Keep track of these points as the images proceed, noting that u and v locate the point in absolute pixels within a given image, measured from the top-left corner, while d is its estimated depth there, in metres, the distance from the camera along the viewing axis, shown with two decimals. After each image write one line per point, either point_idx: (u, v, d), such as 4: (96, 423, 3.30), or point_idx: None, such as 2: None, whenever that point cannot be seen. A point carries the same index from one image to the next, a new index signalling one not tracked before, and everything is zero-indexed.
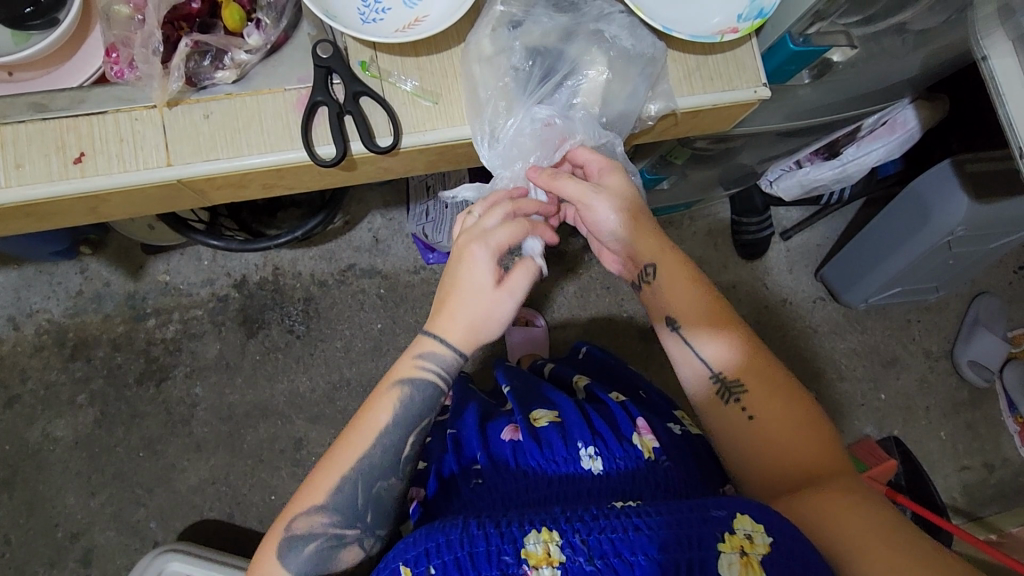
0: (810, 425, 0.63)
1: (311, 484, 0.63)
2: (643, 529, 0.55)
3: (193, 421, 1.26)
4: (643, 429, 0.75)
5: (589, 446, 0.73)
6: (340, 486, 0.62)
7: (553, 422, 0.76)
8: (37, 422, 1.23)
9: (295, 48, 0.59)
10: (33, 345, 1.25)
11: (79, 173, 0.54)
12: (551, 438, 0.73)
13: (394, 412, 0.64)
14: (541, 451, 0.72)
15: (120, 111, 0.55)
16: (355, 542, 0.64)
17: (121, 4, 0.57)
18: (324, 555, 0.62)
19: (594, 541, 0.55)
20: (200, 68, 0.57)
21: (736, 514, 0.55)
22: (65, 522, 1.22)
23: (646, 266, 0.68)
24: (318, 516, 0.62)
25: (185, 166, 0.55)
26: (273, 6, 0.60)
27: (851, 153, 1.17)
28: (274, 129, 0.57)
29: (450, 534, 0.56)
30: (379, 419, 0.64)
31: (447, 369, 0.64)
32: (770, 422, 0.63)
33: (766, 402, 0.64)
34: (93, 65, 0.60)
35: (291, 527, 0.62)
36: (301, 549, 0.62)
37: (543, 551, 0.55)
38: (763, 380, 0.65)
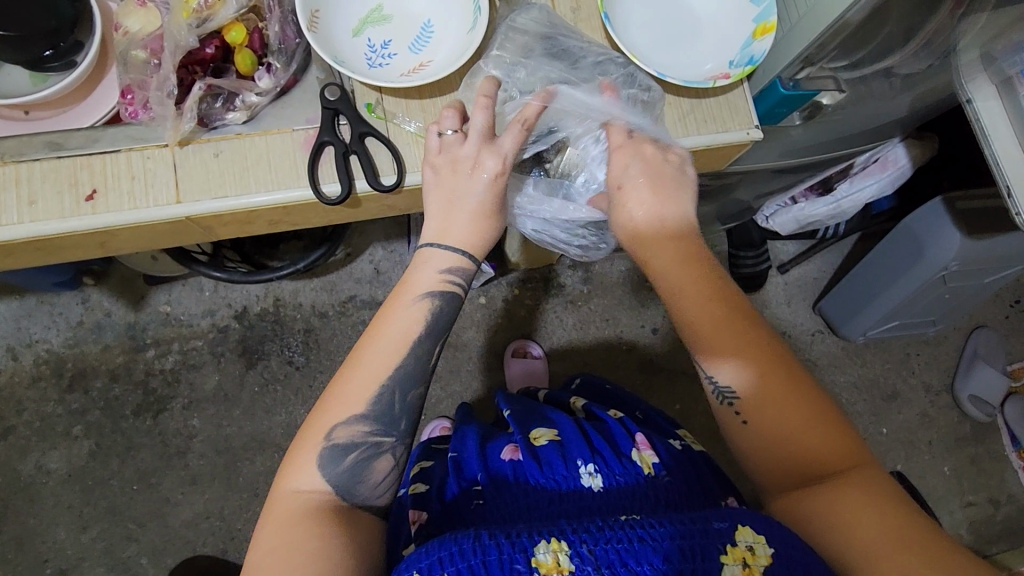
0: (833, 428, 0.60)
1: (342, 395, 0.60)
2: (648, 538, 0.55)
3: (189, 453, 1.25)
4: (641, 445, 0.77)
5: (589, 463, 0.74)
6: (379, 397, 0.60)
7: (552, 440, 0.78)
8: (31, 454, 1.22)
9: (304, 90, 0.61)
10: (32, 375, 1.25)
11: (90, 210, 0.55)
12: (551, 457, 0.75)
13: (423, 322, 0.62)
14: (541, 468, 0.74)
15: (133, 149, 0.57)
16: (390, 451, 0.61)
17: (138, 49, 0.60)
18: (362, 464, 0.59)
19: (601, 551, 0.55)
20: (212, 109, 0.59)
21: (739, 526, 0.55)
22: (55, 558, 1.19)
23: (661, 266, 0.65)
24: (359, 425, 0.60)
25: (195, 204, 0.56)
26: (284, 50, 0.61)
27: (845, 189, 1.20)
28: (282, 167, 0.58)
29: (463, 544, 0.55)
30: (410, 330, 0.61)
31: (459, 272, 0.62)
32: (764, 414, 0.61)
33: (767, 403, 0.61)
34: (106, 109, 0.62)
35: (332, 437, 0.59)
36: (342, 460, 0.59)
37: (553, 561, 0.54)
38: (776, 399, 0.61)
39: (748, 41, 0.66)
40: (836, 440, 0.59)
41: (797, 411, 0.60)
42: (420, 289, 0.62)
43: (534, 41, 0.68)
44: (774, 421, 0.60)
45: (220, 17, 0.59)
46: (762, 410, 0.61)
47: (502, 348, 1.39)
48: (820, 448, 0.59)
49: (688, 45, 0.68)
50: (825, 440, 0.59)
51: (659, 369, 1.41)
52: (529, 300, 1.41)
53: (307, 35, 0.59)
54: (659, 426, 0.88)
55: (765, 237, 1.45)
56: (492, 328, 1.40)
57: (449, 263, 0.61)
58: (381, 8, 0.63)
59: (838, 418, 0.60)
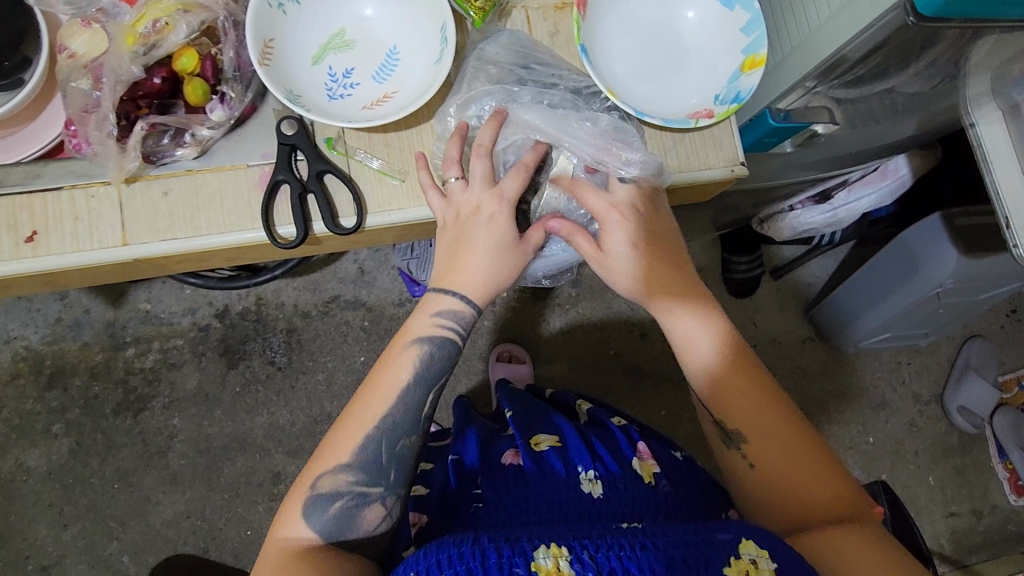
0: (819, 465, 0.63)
1: (329, 444, 0.61)
2: (650, 546, 0.53)
3: (170, 453, 1.25)
4: (644, 454, 0.79)
5: (589, 469, 0.74)
6: (364, 444, 0.60)
7: (553, 446, 0.78)
8: (11, 451, 1.22)
9: (260, 121, 0.63)
10: (9, 373, 1.23)
11: (30, 252, 0.58)
12: (554, 463, 0.75)
13: (413, 371, 0.63)
14: (542, 471, 0.74)
15: (76, 188, 0.59)
16: (378, 499, 0.61)
17: (81, 78, 0.59)
18: (348, 512, 0.60)
19: (603, 558, 0.53)
20: (160, 146, 0.60)
21: (742, 539, 0.54)
22: (36, 554, 1.20)
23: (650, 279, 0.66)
24: (343, 475, 0.60)
25: (141, 246, 0.59)
26: (239, 79, 0.62)
27: (843, 198, 1.15)
28: (234, 208, 0.61)
29: (461, 546, 0.53)
30: (400, 378, 0.62)
31: (465, 324, 0.63)
32: (760, 436, 0.64)
33: (731, 405, 0.65)
34: (56, 134, 0.61)
35: (315, 486, 0.60)
36: (324, 509, 0.59)
37: (552, 566, 0.52)
38: (754, 409, 0.65)
39: (736, 74, 0.66)
40: (832, 485, 0.61)
41: (791, 453, 0.63)
42: (415, 336, 0.63)
43: (506, 69, 0.68)
44: (770, 448, 0.64)
45: (169, 42, 0.59)
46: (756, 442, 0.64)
47: (487, 351, 1.37)
48: (813, 490, 0.62)
49: (673, 76, 0.68)
50: (810, 479, 0.62)
51: (646, 374, 1.40)
52: (518, 302, 1.38)
53: (259, 69, 0.60)
54: (658, 436, 0.89)
55: (759, 242, 1.42)
56: (479, 331, 1.38)
57: (449, 311, 0.63)
58: (344, 34, 0.65)
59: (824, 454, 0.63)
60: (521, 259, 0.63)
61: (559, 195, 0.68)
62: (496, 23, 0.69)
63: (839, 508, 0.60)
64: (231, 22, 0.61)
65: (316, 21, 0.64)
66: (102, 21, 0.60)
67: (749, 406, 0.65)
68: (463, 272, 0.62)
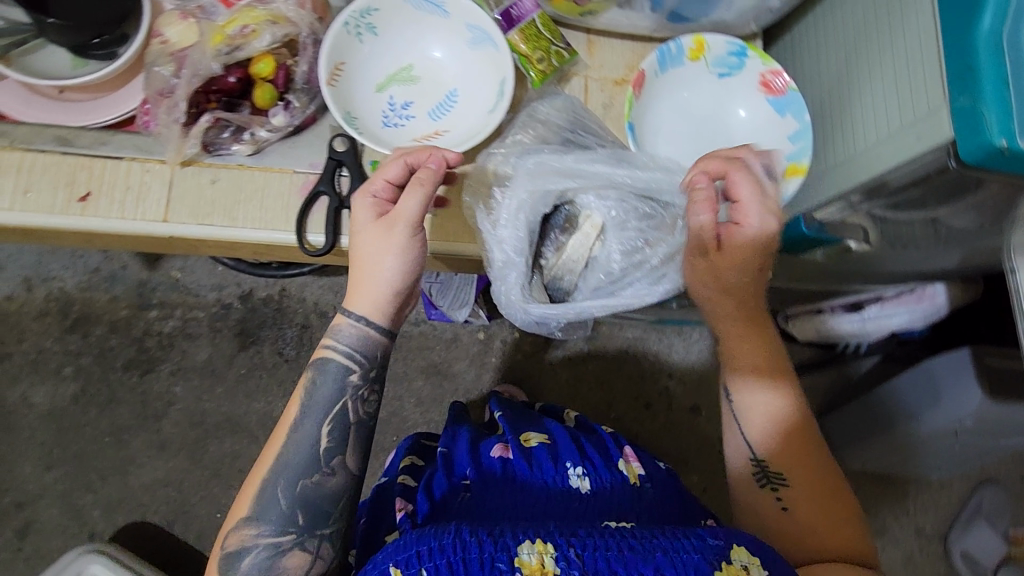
0: (850, 523, 0.69)
1: (240, 496, 0.66)
2: (638, 548, 0.54)
3: (164, 419, 1.27)
4: (630, 457, 0.81)
5: (577, 466, 0.76)
6: (264, 491, 0.65)
7: (542, 443, 0.80)
8: (20, 384, 1.26)
9: (315, 134, 0.67)
10: (38, 309, 1.29)
11: (80, 211, 0.62)
12: (542, 459, 0.76)
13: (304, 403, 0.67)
14: (531, 470, 0.75)
15: (135, 161, 0.63)
16: (294, 547, 0.64)
17: (164, 66, 0.64)
18: (264, 562, 0.63)
19: (589, 557, 0.53)
20: (219, 139, 0.65)
21: (733, 545, 0.56)
22: (16, 489, 1.23)
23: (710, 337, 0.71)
24: (248, 528, 0.64)
25: (179, 225, 0.63)
26: (306, 91, 0.66)
27: (874, 311, 1.14)
28: (272, 208, 0.64)
29: (443, 539, 0.54)
30: (292, 413, 0.67)
31: (349, 344, 0.66)
32: (798, 489, 0.70)
33: (769, 434, 0.71)
34: (130, 111, 0.67)
35: (227, 544, 0.64)
36: (239, 564, 0.63)
37: (537, 562, 0.53)
38: (792, 461, 0.70)
39: None
40: (848, 534, 0.68)
41: (821, 503, 0.69)
42: (314, 361, 0.68)
43: (553, 129, 0.69)
44: (807, 504, 0.69)
45: (251, 47, 0.64)
46: (796, 487, 0.70)
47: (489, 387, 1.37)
48: (835, 541, 0.67)
49: None
50: (833, 530, 0.68)
51: (642, 445, 1.37)
52: (530, 345, 1.39)
53: (326, 88, 0.64)
54: None
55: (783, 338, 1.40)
56: (486, 365, 1.38)
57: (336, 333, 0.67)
58: (411, 69, 0.69)
59: (848, 512, 0.69)
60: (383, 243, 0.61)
61: (578, 258, 0.68)
62: (554, 86, 0.72)
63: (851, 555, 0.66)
64: (311, 41, 0.66)
65: (388, 54, 0.69)
66: (198, 17, 0.66)
67: (788, 460, 0.70)
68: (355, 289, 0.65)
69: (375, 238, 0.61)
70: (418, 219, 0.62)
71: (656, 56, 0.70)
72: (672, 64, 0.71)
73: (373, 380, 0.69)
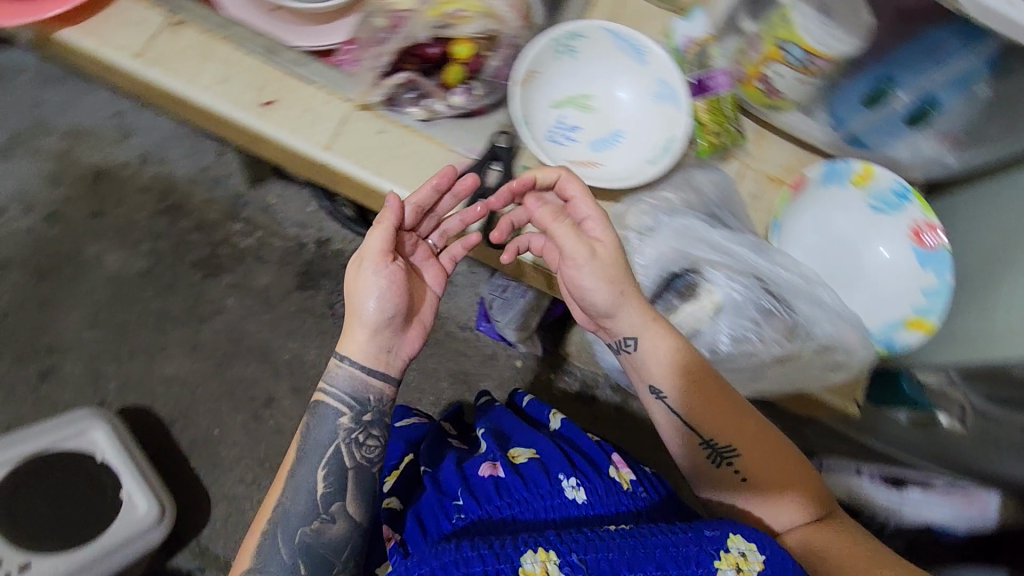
0: (799, 471, 0.71)
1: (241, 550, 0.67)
2: (641, 548, 0.60)
3: (207, 324, 1.32)
4: (620, 463, 0.79)
5: (570, 477, 0.75)
6: (262, 544, 0.66)
7: (532, 458, 0.78)
8: (99, 242, 1.33)
9: (481, 123, 0.73)
10: (143, 184, 1.37)
11: (259, 113, 0.67)
12: (534, 474, 0.75)
13: (298, 449, 0.69)
14: (526, 485, 0.73)
15: (322, 89, 0.69)
16: None
17: (380, 16, 0.70)
18: None
19: (592, 560, 0.58)
20: (402, 96, 0.70)
21: (730, 535, 0.61)
22: (55, 336, 1.28)
23: (624, 337, 0.71)
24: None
25: (336, 157, 0.68)
26: (489, 83, 0.72)
27: (914, 496, 1.09)
28: (421, 173, 0.69)
29: (444, 556, 0.58)
30: (288, 465, 0.69)
31: (337, 387, 0.69)
32: (753, 462, 0.71)
33: (709, 413, 0.71)
34: (333, 46, 0.76)
35: None
36: None
37: (539, 570, 0.58)
38: (738, 432, 0.71)
39: (898, 324, 0.74)
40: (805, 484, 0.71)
41: (773, 458, 0.71)
42: (309, 407, 0.71)
43: (705, 204, 0.74)
44: (761, 465, 0.71)
45: (459, 30, 0.68)
46: (745, 451, 0.71)
47: None
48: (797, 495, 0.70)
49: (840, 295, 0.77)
50: (796, 488, 0.70)
51: None
52: (560, 392, 1.38)
53: (516, 87, 0.70)
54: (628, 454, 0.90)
55: None
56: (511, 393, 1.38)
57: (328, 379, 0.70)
58: (591, 100, 0.76)
59: (796, 460, 0.72)
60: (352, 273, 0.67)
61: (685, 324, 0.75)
62: (710, 163, 0.77)
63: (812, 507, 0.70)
64: (512, 42, 0.72)
65: (576, 80, 0.76)
66: None
67: (734, 433, 0.71)
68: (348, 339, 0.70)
69: (359, 266, 0.67)
70: (385, 252, 0.66)
71: (823, 169, 0.77)
72: (837, 183, 0.77)
73: (367, 424, 0.71)
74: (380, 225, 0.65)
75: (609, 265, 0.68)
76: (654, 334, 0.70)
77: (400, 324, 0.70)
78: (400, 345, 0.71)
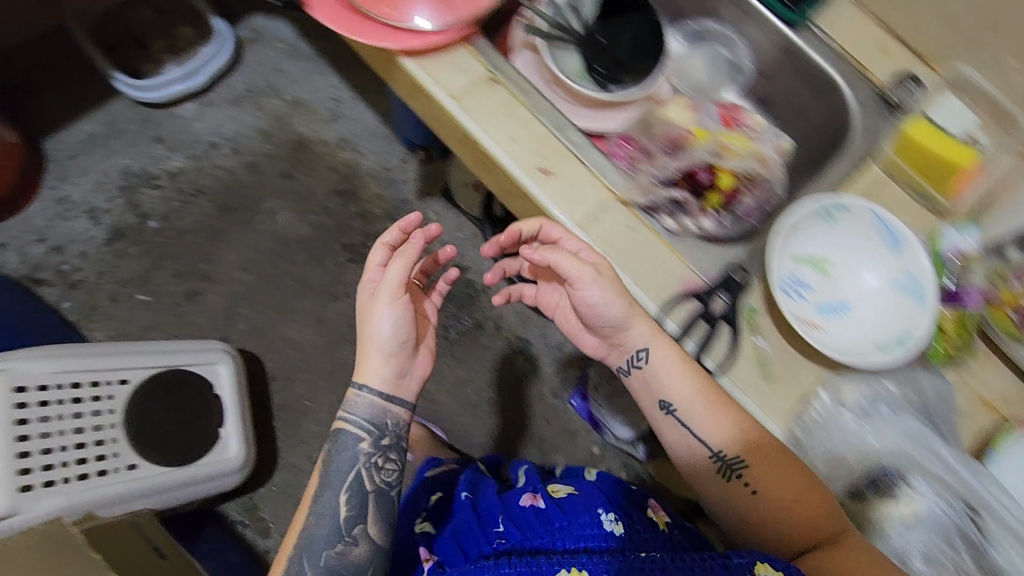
0: (817, 499, 0.73)
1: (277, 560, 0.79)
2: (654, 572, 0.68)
3: (337, 302, 1.41)
4: (656, 507, 0.90)
5: (608, 513, 0.82)
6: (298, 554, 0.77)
7: (569, 493, 0.88)
8: (278, 200, 1.48)
9: (717, 250, 0.77)
10: (332, 164, 1.52)
11: (536, 178, 0.73)
12: (570, 505, 0.84)
13: (320, 473, 0.81)
14: (559, 506, 0.84)
15: (593, 174, 0.74)
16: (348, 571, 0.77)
17: (659, 134, 0.87)
18: None
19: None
20: (664, 206, 0.78)
21: (757, 563, 0.68)
22: (213, 265, 1.41)
23: (635, 351, 0.77)
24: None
25: (587, 238, 0.73)
26: (734, 219, 0.81)
27: None
28: (655, 278, 0.74)
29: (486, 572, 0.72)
30: (315, 485, 0.80)
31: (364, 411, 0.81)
32: (762, 477, 0.74)
33: (705, 424, 0.75)
34: (609, 130, 0.90)
35: None
36: None
37: None
38: (757, 457, 0.74)
39: None
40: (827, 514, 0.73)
41: (796, 498, 0.73)
42: (331, 436, 0.82)
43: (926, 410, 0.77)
44: (774, 484, 0.74)
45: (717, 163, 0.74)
46: (751, 466, 0.75)
47: None
48: (813, 526, 0.72)
49: None
50: (815, 525, 0.72)
51: None
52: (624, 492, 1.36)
53: (773, 233, 0.76)
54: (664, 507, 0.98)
55: None
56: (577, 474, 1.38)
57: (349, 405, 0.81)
58: (826, 264, 0.81)
59: (819, 491, 0.74)
60: (370, 306, 0.79)
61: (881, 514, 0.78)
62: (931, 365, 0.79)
63: (824, 535, 0.72)
64: (761, 192, 0.84)
65: (818, 243, 0.80)
66: (695, 114, 0.90)
67: (751, 455, 0.75)
68: (367, 372, 0.81)
69: (372, 304, 0.79)
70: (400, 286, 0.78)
71: None
72: None
73: (387, 447, 0.82)
74: (402, 264, 0.78)
75: (617, 287, 0.72)
76: (661, 342, 0.75)
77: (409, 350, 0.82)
78: (412, 368, 0.83)
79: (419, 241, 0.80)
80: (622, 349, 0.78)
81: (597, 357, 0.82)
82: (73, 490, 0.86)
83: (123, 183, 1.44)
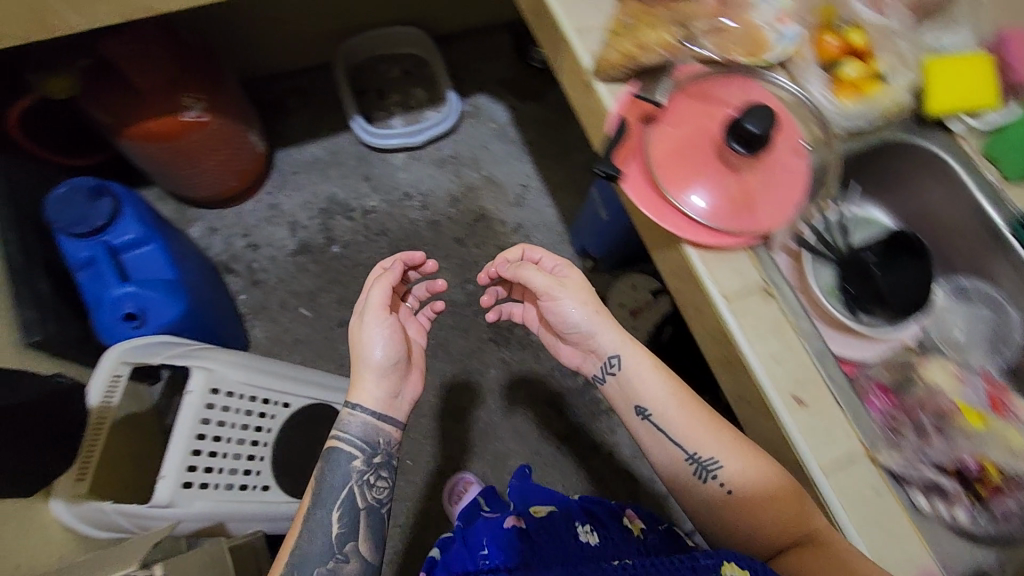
0: (750, 450, 0.66)
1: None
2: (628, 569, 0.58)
3: (467, 375, 1.45)
4: (634, 516, 0.92)
5: (586, 524, 0.86)
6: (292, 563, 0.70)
7: (549, 512, 0.90)
8: (445, 262, 1.56)
9: (962, 546, 0.62)
10: (503, 245, 1.59)
11: (786, 404, 0.60)
12: (547, 538, 0.82)
13: (317, 485, 0.74)
14: (545, 537, 0.82)
15: (849, 418, 0.60)
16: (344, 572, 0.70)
17: (917, 390, 0.69)
18: None
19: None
20: (920, 488, 0.62)
21: (725, 562, 0.56)
22: None
23: (610, 357, 0.74)
24: None
25: (824, 484, 0.58)
26: (996, 519, 0.64)
27: None
28: (892, 557, 0.58)
29: None
30: (306, 501, 0.73)
31: (362, 429, 0.76)
32: (746, 490, 0.65)
33: (690, 431, 0.69)
34: (865, 361, 0.72)
35: None
36: None
37: None
38: (723, 442, 0.68)
39: None
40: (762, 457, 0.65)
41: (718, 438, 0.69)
42: (323, 454, 0.76)
43: None
44: (755, 488, 0.64)
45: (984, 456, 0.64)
46: (731, 463, 0.67)
47: None
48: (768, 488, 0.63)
49: None
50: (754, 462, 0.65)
51: None
52: None
53: None
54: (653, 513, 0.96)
55: None
56: None
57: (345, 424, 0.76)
58: None
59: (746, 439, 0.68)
60: (359, 323, 0.77)
61: None
62: None
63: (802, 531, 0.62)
64: None
65: None
66: (961, 381, 0.70)
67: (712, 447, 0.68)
68: (359, 393, 0.77)
69: (359, 325, 0.77)
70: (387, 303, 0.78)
71: None
72: None
73: (380, 464, 0.77)
74: (386, 284, 0.78)
75: (584, 292, 0.75)
76: (633, 347, 0.74)
77: (403, 369, 0.79)
78: (404, 388, 0.80)
79: (399, 267, 0.80)
80: (598, 356, 0.75)
81: (574, 366, 0.81)
82: (225, 497, 0.93)
83: (325, 207, 1.59)
